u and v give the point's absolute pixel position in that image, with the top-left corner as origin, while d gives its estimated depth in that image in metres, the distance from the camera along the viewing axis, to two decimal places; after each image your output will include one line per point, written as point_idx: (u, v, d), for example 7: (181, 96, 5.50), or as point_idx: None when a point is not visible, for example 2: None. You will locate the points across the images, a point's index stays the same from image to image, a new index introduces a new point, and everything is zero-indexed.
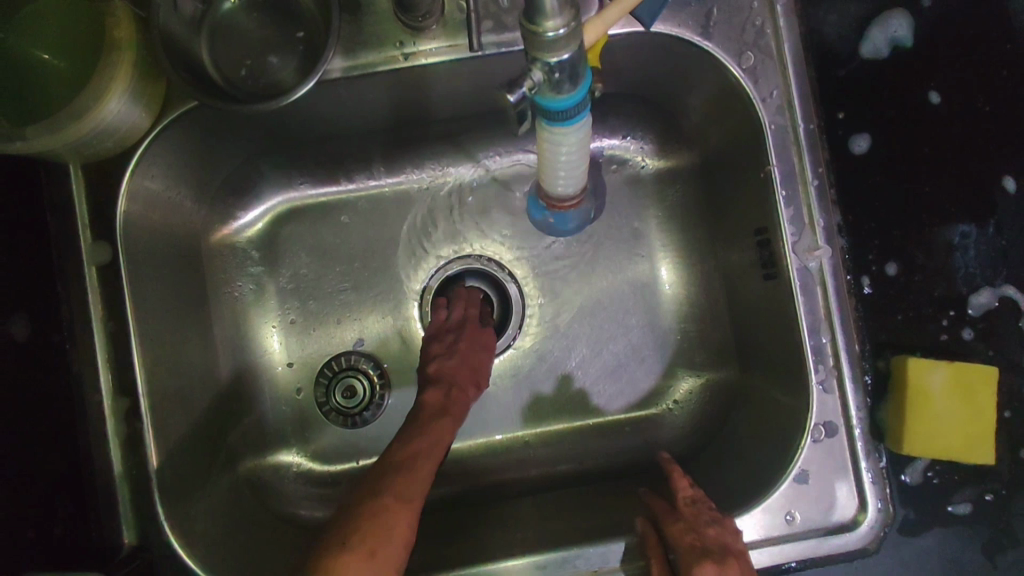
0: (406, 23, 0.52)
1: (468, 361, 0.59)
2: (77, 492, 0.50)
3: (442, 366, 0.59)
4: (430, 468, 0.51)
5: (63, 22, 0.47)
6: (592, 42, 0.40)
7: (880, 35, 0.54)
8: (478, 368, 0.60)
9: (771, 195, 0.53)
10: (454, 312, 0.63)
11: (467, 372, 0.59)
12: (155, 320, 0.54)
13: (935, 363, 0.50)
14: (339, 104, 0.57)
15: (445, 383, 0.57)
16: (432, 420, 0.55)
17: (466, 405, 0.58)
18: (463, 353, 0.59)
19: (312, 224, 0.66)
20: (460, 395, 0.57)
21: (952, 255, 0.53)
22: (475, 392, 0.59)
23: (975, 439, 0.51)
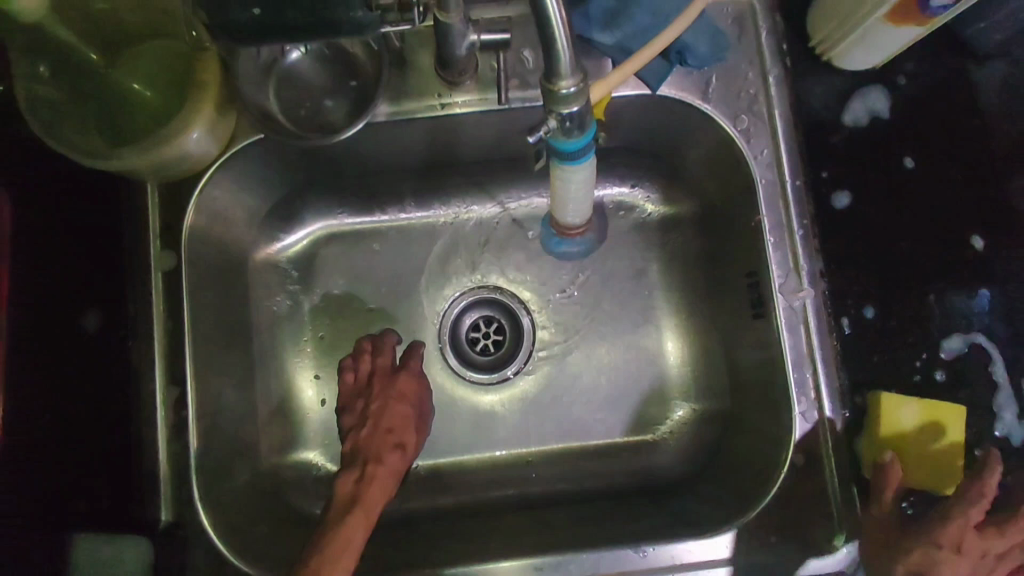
0: (446, 78, 0.60)
1: (384, 421, 0.62)
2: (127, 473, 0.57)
3: (357, 438, 0.61)
4: (350, 556, 0.52)
5: (158, 64, 0.56)
6: (599, 99, 0.49)
7: (860, 106, 0.61)
8: (398, 427, 0.62)
9: (761, 241, 0.60)
10: (360, 368, 0.65)
11: (384, 437, 0.61)
12: (206, 322, 0.61)
13: (906, 398, 0.56)
14: (382, 143, 0.65)
15: (358, 463, 0.59)
16: (345, 510, 0.55)
17: (390, 475, 0.59)
18: (375, 421, 0.61)
19: (346, 249, 0.73)
20: (377, 467, 0.58)
21: (926, 302, 0.58)
22: (400, 454, 0.61)
23: (945, 471, 0.55)
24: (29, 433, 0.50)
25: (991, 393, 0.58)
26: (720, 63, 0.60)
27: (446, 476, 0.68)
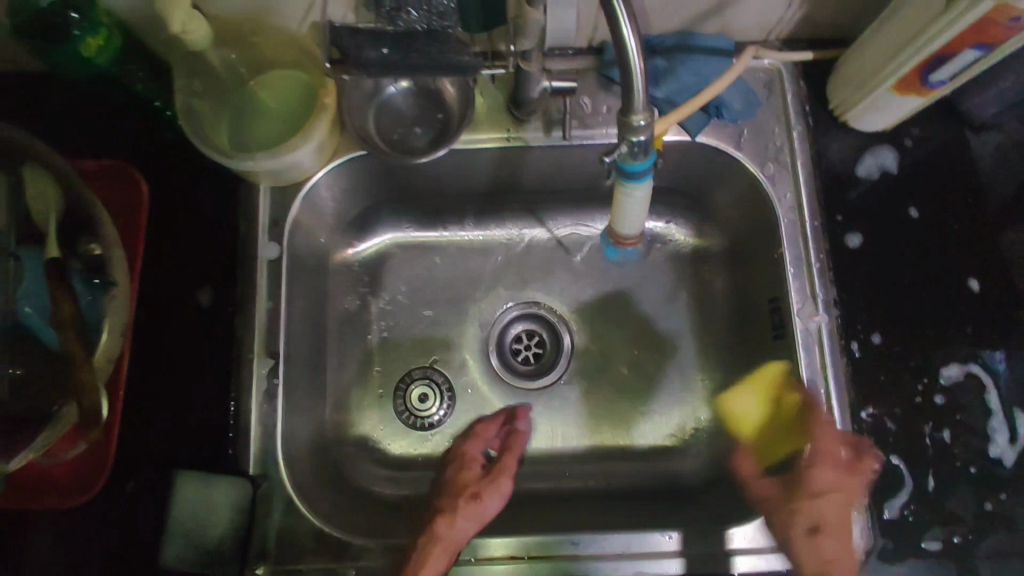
0: (517, 116, 0.71)
1: (479, 489, 0.69)
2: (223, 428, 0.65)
3: (449, 491, 0.69)
4: None
5: (285, 90, 0.67)
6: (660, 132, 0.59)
7: (872, 162, 0.71)
8: (478, 492, 0.69)
9: (782, 271, 0.69)
10: (491, 434, 0.73)
11: (466, 497, 0.68)
12: (295, 308, 0.71)
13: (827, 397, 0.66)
14: (455, 167, 0.76)
15: (446, 511, 0.67)
16: (423, 550, 0.63)
17: (460, 538, 0.66)
18: (472, 482, 0.69)
19: (411, 258, 0.83)
20: (448, 527, 0.66)
21: (928, 334, 0.66)
22: (468, 523, 0.66)
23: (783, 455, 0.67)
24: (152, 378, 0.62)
25: (985, 418, 0.64)
26: (752, 117, 0.71)
27: None
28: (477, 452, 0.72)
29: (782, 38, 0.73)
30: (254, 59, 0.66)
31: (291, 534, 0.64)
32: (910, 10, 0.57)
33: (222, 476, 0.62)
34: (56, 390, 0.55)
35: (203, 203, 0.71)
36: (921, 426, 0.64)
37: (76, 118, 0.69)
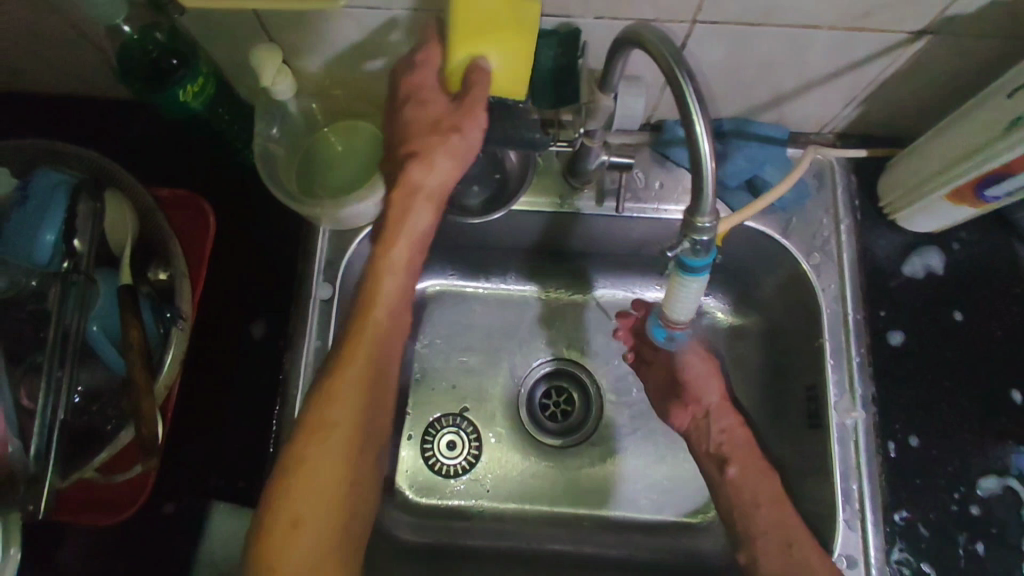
0: (571, 184, 0.74)
1: (413, 216, 0.59)
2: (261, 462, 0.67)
3: (388, 214, 0.59)
4: (332, 447, 0.57)
5: (355, 141, 0.70)
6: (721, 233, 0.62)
7: (919, 262, 0.71)
8: (403, 209, 0.58)
9: (821, 362, 0.70)
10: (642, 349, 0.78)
11: (388, 242, 0.59)
12: (341, 349, 0.73)
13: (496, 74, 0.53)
14: (505, 224, 0.78)
15: (365, 300, 0.59)
16: (356, 330, 0.59)
17: (398, 284, 0.60)
18: (404, 196, 0.58)
19: (452, 306, 0.85)
20: (383, 282, 0.59)
21: (966, 441, 0.66)
22: (389, 278, 0.59)
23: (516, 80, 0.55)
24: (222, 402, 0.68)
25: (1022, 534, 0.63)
26: (801, 208, 0.73)
27: (511, 522, 0.78)
28: (419, 223, 0.60)
29: (836, 132, 0.74)
30: (330, 109, 0.70)
31: None
32: (970, 127, 0.58)
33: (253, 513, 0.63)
34: (117, 410, 0.61)
35: (265, 239, 0.74)
36: (955, 536, 0.63)
37: (156, 148, 0.73)
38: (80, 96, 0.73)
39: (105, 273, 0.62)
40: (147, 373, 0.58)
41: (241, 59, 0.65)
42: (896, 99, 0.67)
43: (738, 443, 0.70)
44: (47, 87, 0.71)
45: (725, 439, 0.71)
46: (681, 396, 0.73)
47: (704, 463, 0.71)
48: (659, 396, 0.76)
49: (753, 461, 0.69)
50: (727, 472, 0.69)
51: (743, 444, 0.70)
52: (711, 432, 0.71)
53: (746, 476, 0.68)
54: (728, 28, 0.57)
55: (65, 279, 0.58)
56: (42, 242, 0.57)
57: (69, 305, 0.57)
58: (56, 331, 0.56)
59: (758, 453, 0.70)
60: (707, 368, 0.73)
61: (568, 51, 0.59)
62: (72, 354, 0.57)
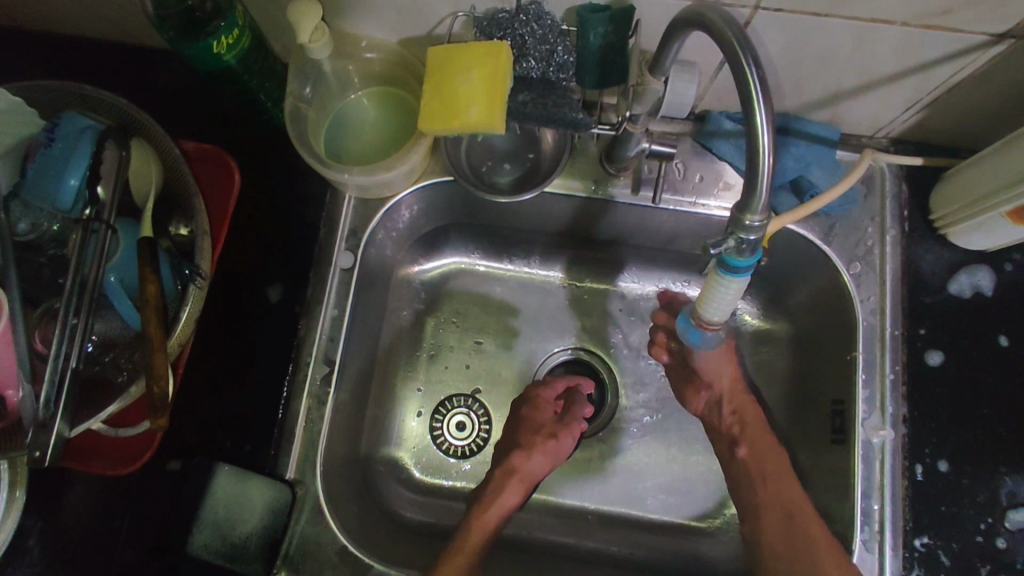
0: (607, 170, 0.71)
1: (554, 430, 0.72)
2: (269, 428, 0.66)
3: (533, 415, 0.73)
4: (484, 529, 0.67)
5: (387, 109, 0.68)
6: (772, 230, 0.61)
7: (966, 281, 0.68)
8: (558, 428, 0.72)
9: (852, 376, 0.67)
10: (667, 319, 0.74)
11: (533, 434, 0.72)
12: (358, 320, 0.71)
13: (469, 68, 0.55)
14: (535, 207, 0.76)
15: (520, 453, 0.71)
16: (501, 482, 0.70)
17: (557, 451, 0.72)
18: (538, 429, 0.72)
19: (472, 286, 0.83)
20: (524, 469, 0.71)
21: (998, 471, 0.63)
22: (540, 456, 0.71)
23: (468, 107, 0.55)
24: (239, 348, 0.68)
25: None
26: (846, 214, 0.69)
27: (516, 509, 0.77)
28: (510, 499, 0.69)
29: (891, 137, 0.71)
30: (364, 72, 0.68)
31: (314, 545, 0.63)
32: None
33: (258, 478, 0.62)
34: (131, 363, 0.59)
35: (290, 202, 0.72)
36: (978, 568, 0.61)
37: (186, 100, 0.71)
38: (113, 42, 0.72)
39: (126, 224, 0.61)
40: (161, 328, 0.57)
41: (277, 14, 0.63)
42: (960, 106, 0.63)
43: (749, 423, 0.71)
44: (81, 30, 0.70)
45: (736, 421, 0.71)
46: (694, 382, 0.73)
47: (715, 443, 0.72)
48: (676, 379, 0.74)
49: (763, 440, 0.70)
50: (737, 452, 0.70)
51: (757, 425, 0.71)
52: (723, 413, 0.71)
53: (755, 456, 0.69)
54: (793, 18, 0.53)
55: (85, 226, 0.56)
56: (65, 186, 0.56)
57: (88, 252, 0.56)
58: (74, 280, 0.56)
59: (768, 433, 0.71)
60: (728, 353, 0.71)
61: (619, 29, 0.55)
62: (88, 301, 0.56)
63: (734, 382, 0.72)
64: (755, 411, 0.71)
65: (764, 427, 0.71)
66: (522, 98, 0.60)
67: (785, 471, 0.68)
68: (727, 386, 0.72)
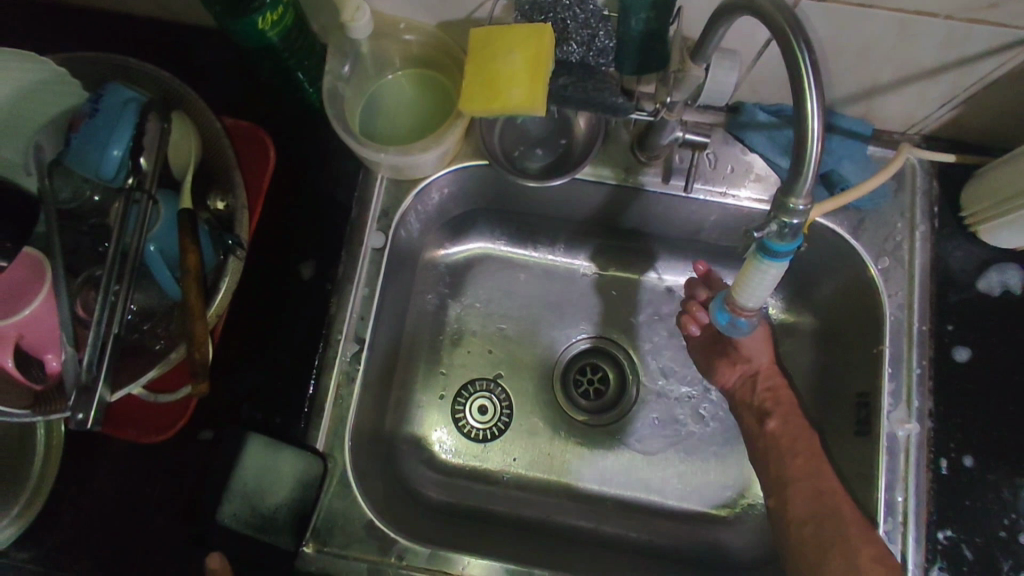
0: (639, 157, 0.71)
1: None
2: (299, 402, 0.67)
3: None
4: None
5: (423, 91, 0.69)
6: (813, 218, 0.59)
7: (996, 278, 0.68)
8: None
9: (878, 370, 0.67)
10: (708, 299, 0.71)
11: None
12: (387, 300, 0.72)
13: (511, 50, 0.55)
14: (564, 193, 0.76)
15: None
16: None
17: None
18: None
19: (497, 271, 0.83)
20: None
21: (1022, 468, 0.63)
22: None
23: (510, 90, 0.55)
24: (268, 323, 0.69)
25: None
26: (876, 209, 0.70)
27: (535, 492, 0.78)
28: None
29: (924, 134, 0.71)
30: (404, 54, 0.68)
31: (342, 519, 0.64)
32: None
33: (290, 449, 0.63)
34: (167, 331, 0.61)
35: (323, 181, 0.73)
36: (1000, 563, 0.61)
37: (225, 77, 0.72)
38: (155, 18, 0.73)
39: (167, 195, 0.62)
40: (201, 298, 0.58)
41: None
42: (998, 103, 0.63)
43: (780, 402, 0.70)
44: (124, 5, 0.71)
45: (770, 397, 0.71)
46: (730, 356, 0.72)
47: (742, 415, 0.72)
48: (706, 354, 0.74)
49: (793, 417, 0.69)
50: (765, 425, 0.69)
51: (789, 405, 0.70)
52: (756, 389, 0.71)
53: (784, 429, 0.69)
54: (840, 8, 0.53)
55: (128, 196, 0.58)
56: (108, 156, 0.56)
57: (130, 222, 0.57)
58: (117, 247, 0.57)
59: (800, 414, 0.70)
60: (765, 332, 0.72)
61: (661, 17, 0.55)
62: (130, 271, 0.58)
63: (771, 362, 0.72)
64: (788, 394, 0.71)
65: (796, 407, 0.71)
66: (562, 82, 0.59)
67: (814, 448, 0.67)
68: (763, 363, 0.72)
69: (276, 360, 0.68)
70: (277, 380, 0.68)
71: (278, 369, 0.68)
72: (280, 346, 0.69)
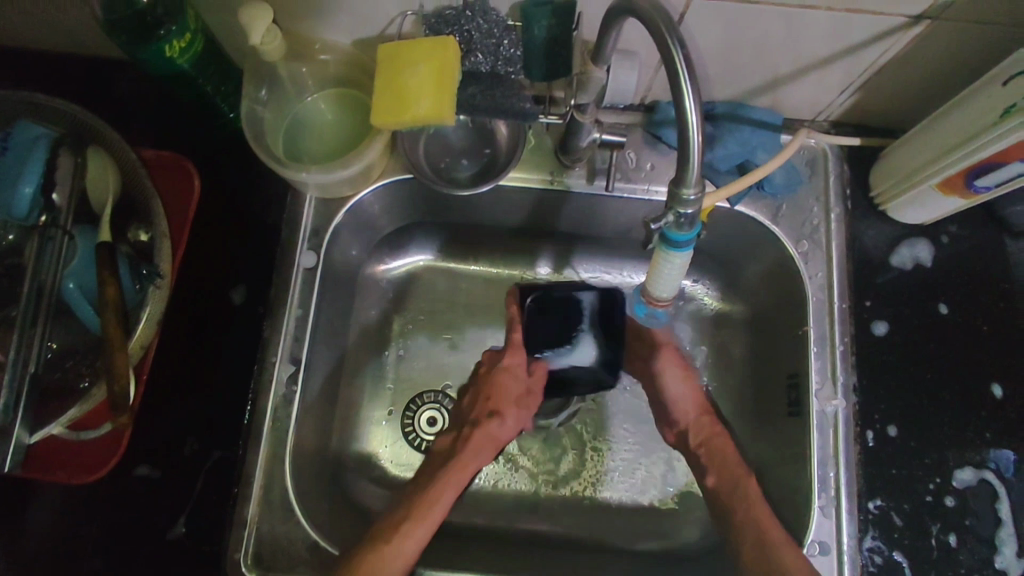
0: (563, 162, 0.73)
1: (507, 391, 0.70)
2: (236, 428, 0.67)
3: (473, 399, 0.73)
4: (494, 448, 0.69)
5: (342, 108, 0.69)
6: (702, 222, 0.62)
7: (907, 253, 0.71)
8: (498, 400, 0.70)
9: (805, 350, 0.69)
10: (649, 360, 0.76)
11: (486, 404, 0.70)
12: (323, 320, 0.72)
13: (416, 62, 0.56)
14: (495, 201, 0.77)
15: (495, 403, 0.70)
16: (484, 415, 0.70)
17: (512, 377, 0.71)
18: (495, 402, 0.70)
19: (438, 282, 0.84)
20: (490, 424, 0.70)
21: (944, 433, 0.66)
22: (496, 424, 0.70)
23: (418, 102, 0.56)
24: (201, 351, 0.68)
25: (996, 528, 0.64)
26: (792, 194, 0.72)
27: (488, 499, 0.78)
28: (503, 433, 0.70)
29: (832, 120, 0.74)
30: (320, 76, 0.69)
31: (285, 543, 0.63)
32: (964, 115, 0.58)
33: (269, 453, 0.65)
34: (92, 367, 0.59)
35: (249, 204, 0.73)
36: (929, 526, 0.63)
37: (143, 108, 0.72)
38: (66, 53, 0.72)
39: (85, 229, 0.61)
40: (121, 330, 0.57)
41: (228, 18, 0.64)
42: (892, 86, 0.66)
43: (720, 456, 0.70)
44: (32, 42, 0.70)
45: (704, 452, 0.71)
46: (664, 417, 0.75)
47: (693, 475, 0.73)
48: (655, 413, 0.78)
49: (729, 466, 0.69)
50: (706, 481, 0.70)
51: (725, 452, 0.70)
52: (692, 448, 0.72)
53: (723, 483, 0.68)
54: (725, 5, 0.56)
55: (40, 234, 0.57)
56: (20, 193, 0.56)
57: (45, 259, 0.57)
58: (31, 286, 0.56)
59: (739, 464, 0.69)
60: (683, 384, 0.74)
61: (561, 22, 0.57)
62: (46, 309, 0.56)
63: (699, 416, 0.73)
64: (722, 443, 0.71)
65: (733, 458, 0.70)
66: (470, 91, 0.61)
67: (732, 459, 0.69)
68: (696, 415, 0.73)
69: (212, 387, 0.67)
70: (213, 408, 0.67)
71: (215, 396, 0.67)
72: (215, 373, 0.68)
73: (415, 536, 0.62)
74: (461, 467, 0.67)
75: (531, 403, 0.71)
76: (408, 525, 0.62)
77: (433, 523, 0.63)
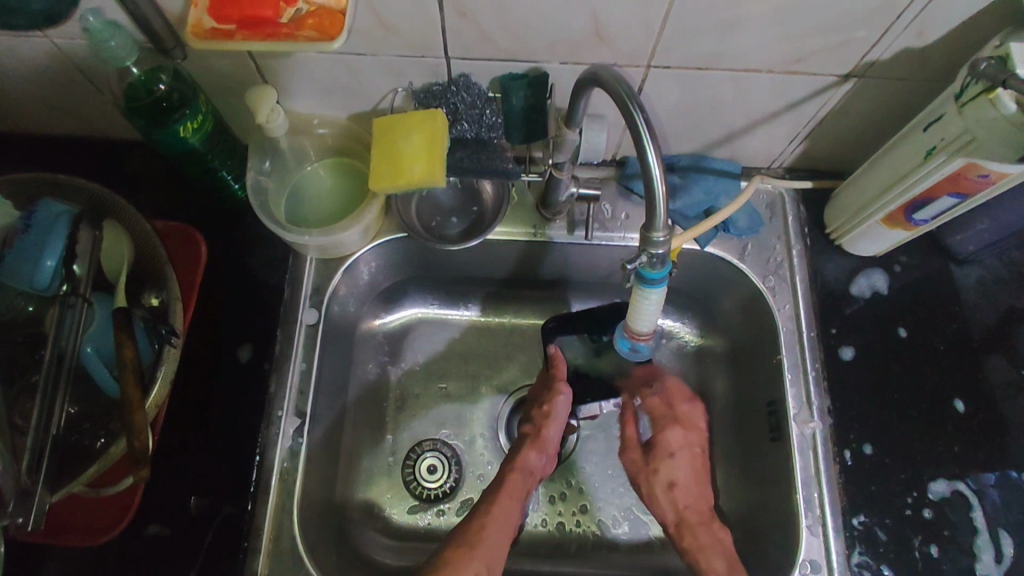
0: (544, 215, 0.79)
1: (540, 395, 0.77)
2: (244, 482, 0.69)
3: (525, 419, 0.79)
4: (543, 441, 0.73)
5: (340, 176, 0.76)
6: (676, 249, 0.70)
7: (865, 283, 0.77)
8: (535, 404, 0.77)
9: (781, 377, 0.74)
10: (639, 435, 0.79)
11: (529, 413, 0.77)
12: (325, 373, 0.76)
13: (409, 131, 0.63)
14: (483, 254, 0.83)
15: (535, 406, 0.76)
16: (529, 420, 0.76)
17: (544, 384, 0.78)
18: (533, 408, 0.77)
19: (432, 333, 0.88)
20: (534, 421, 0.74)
21: (916, 448, 0.70)
22: (536, 422, 0.74)
23: (412, 166, 0.63)
24: (209, 408, 0.71)
25: (974, 537, 0.67)
26: (755, 234, 0.79)
27: None
28: (550, 429, 0.74)
29: (785, 167, 0.82)
30: (319, 147, 0.75)
31: None
32: (897, 158, 0.65)
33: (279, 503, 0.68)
34: (107, 427, 0.62)
35: (251, 266, 0.77)
36: (911, 539, 0.67)
37: (154, 183, 0.78)
38: (82, 136, 0.78)
39: (101, 297, 0.65)
40: (139, 390, 0.61)
41: (236, 101, 0.71)
42: (833, 136, 0.74)
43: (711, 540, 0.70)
44: (53, 128, 0.77)
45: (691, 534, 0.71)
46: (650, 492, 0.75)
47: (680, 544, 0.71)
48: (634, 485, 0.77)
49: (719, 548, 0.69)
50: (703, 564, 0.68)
51: (677, 511, 0.73)
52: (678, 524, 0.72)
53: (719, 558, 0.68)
54: (681, 73, 0.64)
55: (62, 302, 0.60)
56: (42, 267, 0.59)
57: (65, 327, 0.60)
58: (52, 353, 0.59)
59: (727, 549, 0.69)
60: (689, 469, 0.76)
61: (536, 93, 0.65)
62: (66, 375, 0.60)
63: (681, 503, 0.74)
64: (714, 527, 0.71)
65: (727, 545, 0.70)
66: (458, 155, 0.69)
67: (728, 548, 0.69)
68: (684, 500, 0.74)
69: (220, 443, 0.70)
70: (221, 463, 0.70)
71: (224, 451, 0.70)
72: (223, 429, 0.71)
73: (484, 551, 0.63)
74: (519, 471, 0.71)
75: (563, 397, 0.75)
76: (477, 537, 0.64)
77: (502, 530, 0.66)
